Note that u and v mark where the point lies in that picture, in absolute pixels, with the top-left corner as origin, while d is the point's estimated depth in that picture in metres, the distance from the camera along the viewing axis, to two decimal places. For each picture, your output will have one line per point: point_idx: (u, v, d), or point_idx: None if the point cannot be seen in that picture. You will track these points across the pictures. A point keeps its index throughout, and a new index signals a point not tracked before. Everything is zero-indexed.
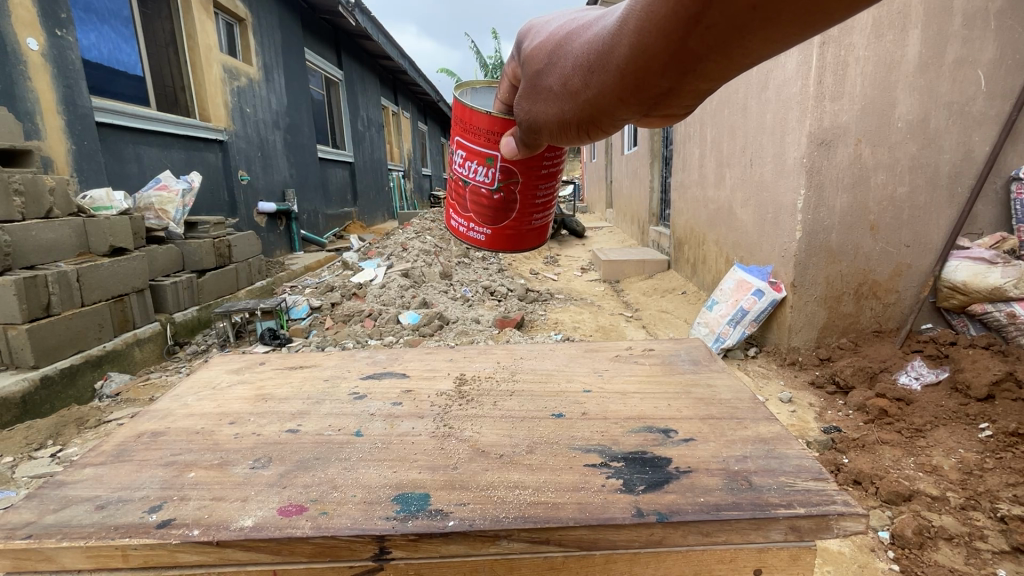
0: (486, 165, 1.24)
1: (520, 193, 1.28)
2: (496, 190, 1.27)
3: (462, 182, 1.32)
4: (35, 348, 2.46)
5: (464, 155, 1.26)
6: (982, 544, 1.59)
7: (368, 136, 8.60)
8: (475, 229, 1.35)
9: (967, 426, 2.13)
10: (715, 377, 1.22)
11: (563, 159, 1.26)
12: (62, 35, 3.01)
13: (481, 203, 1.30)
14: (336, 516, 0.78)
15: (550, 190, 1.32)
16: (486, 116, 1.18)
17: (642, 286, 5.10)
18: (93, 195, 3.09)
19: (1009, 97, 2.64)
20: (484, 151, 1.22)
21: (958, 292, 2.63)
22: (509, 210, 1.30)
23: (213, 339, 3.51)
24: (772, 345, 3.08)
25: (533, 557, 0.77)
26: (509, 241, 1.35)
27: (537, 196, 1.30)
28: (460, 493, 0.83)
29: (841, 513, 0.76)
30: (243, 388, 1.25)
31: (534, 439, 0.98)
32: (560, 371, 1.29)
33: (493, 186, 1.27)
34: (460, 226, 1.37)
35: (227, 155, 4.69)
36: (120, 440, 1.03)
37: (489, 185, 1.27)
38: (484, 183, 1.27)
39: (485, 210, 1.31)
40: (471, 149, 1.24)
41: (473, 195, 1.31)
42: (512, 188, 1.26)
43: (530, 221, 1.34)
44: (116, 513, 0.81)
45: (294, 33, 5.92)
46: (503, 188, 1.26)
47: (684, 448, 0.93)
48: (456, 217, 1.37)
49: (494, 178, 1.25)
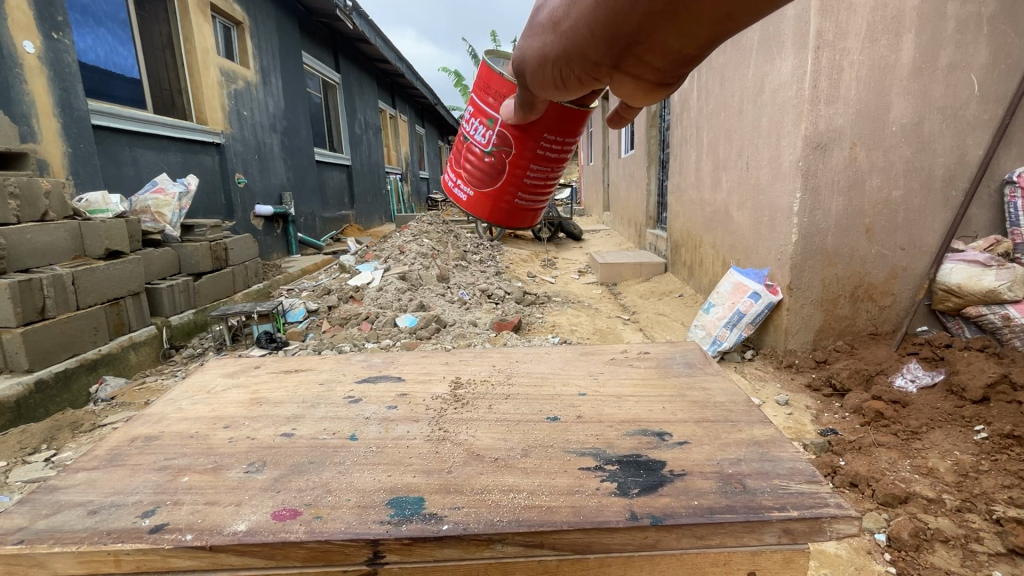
0: (481, 120, 1.29)
1: (509, 161, 1.28)
2: (486, 153, 1.30)
3: (466, 142, 1.36)
4: (28, 352, 2.45)
5: (472, 113, 1.32)
6: (978, 547, 1.60)
7: (365, 139, 8.61)
8: (462, 186, 1.41)
9: (962, 428, 2.13)
10: (711, 380, 1.23)
11: (557, 144, 1.23)
12: (59, 37, 3.01)
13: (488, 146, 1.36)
14: (330, 520, 0.78)
15: (541, 173, 1.30)
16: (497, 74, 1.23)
17: (639, 289, 5.11)
18: (88, 198, 3.04)
19: (1000, 101, 2.67)
20: (487, 106, 1.27)
21: (954, 295, 2.64)
22: (491, 176, 1.32)
23: (209, 342, 3.50)
24: (768, 348, 3.09)
25: (528, 561, 0.77)
26: (503, 217, 1.38)
27: (523, 173, 1.30)
28: (454, 497, 0.83)
29: (834, 516, 0.76)
30: (239, 392, 1.25)
31: (530, 442, 0.98)
32: (555, 374, 1.29)
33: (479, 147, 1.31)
34: (450, 180, 1.45)
35: (223, 158, 4.68)
36: (114, 444, 1.03)
37: (476, 141, 1.31)
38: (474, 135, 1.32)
39: (469, 162, 1.36)
40: (480, 107, 1.30)
41: (471, 155, 1.35)
42: (503, 155, 1.27)
43: (515, 197, 1.35)
44: (109, 517, 0.81)
45: (292, 36, 5.94)
46: (493, 153, 1.28)
47: (679, 452, 0.93)
48: (451, 171, 1.44)
49: (485, 138, 1.29)
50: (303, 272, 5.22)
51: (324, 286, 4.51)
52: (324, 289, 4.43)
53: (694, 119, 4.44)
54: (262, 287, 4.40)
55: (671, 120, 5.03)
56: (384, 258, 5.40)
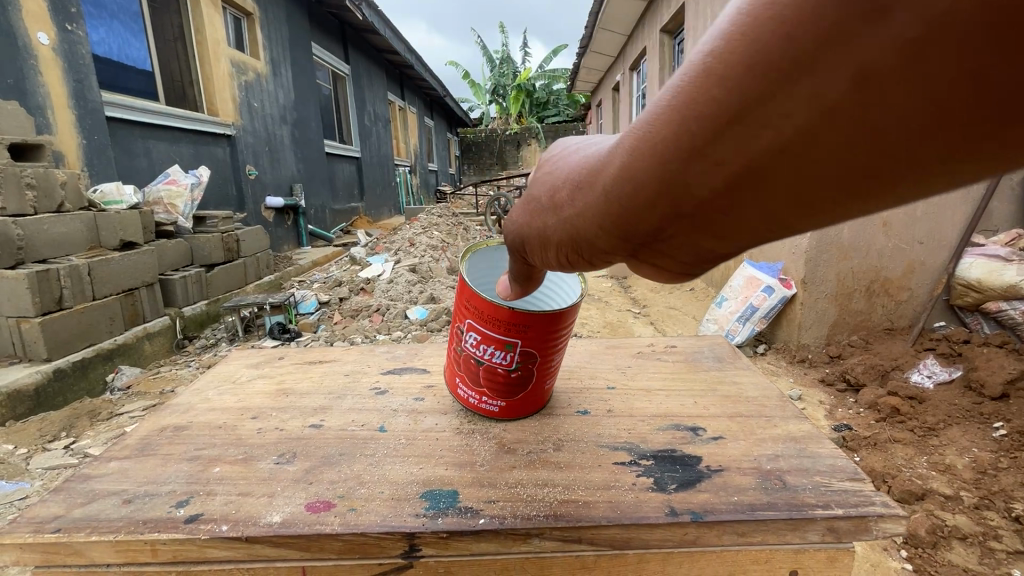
0: (465, 325, 0.93)
1: (535, 371, 0.94)
2: (512, 371, 0.92)
3: (469, 360, 0.95)
4: (47, 342, 2.48)
5: (477, 340, 0.91)
6: (998, 544, 1.57)
7: (375, 131, 8.60)
8: (487, 400, 1.00)
9: (981, 425, 2.08)
10: (741, 375, 1.20)
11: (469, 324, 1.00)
12: (73, 29, 3.01)
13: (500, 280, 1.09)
14: (365, 512, 0.78)
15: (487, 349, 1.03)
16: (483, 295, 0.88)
17: (650, 283, 5.06)
18: (103, 188, 3.05)
19: None
20: (462, 309, 0.93)
21: (973, 290, 2.58)
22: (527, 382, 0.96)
23: (221, 333, 3.52)
24: (781, 343, 3.04)
25: (565, 555, 0.76)
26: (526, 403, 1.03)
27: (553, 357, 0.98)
28: (488, 490, 0.82)
29: (882, 515, 0.74)
30: (265, 382, 1.25)
31: (561, 436, 0.96)
32: (581, 368, 1.27)
33: (478, 362, 0.93)
34: (466, 395, 1.02)
35: (234, 149, 4.69)
36: (144, 433, 1.03)
37: (461, 343, 0.95)
38: (459, 329, 0.95)
39: (468, 369, 0.97)
40: (478, 334, 0.90)
41: (477, 371, 0.96)
42: (529, 366, 0.92)
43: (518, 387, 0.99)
44: (144, 506, 0.81)
45: (301, 27, 5.92)
46: (518, 370, 0.92)
47: (715, 447, 0.91)
48: (465, 385, 1.00)
49: (489, 361, 0.91)
50: (314, 265, 5.25)
51: (335, 278, 4.52)
52: (335, 281, 4.45)
53: None
54: (274, 279, 4.42)
55: None
56: (395, 250, 5.39)
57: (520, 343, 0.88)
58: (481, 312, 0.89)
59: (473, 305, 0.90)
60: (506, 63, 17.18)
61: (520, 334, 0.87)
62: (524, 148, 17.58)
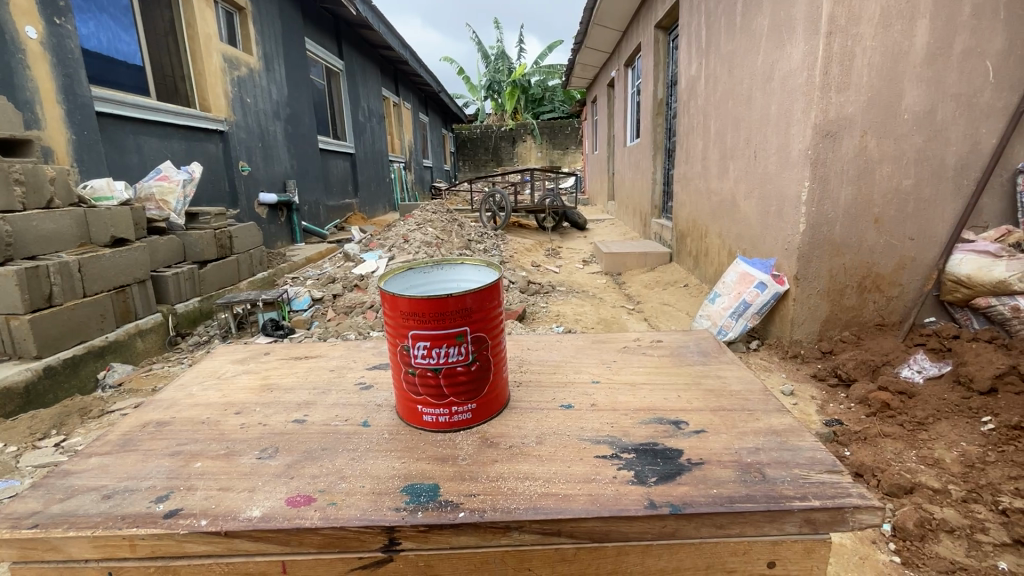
0: (407, 340, 0.91)
1: (491, 357, 0.96)
2: (471, 365, 0.92)
3: (423, 371, 0.92)
4: (36, 339, 2.46)
5: (427, 346, 0.89)
6: (984, 537, 1.59)
7: (369, 127, 8.55)
8: (457, 410, 0.96)
9: (969, 419, 2.10)
10: (726, 369, 1.21)
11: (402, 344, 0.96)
12: (61, 22, 2.98)
13: (427, 291, 1.09)
14: (345, 506, 0.77)
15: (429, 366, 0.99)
16: (416, 295, 0.88)
17: (644, 279, 5.08)
18: (93, 184, 3.03)
19: (1016, 88, 2.62)
20: (399, 326, 0.91)
21: (963, 286, 2.61)
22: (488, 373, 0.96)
23: (214, 330, 3.51)
24: (774, 338, 3.07)
25: (545, 548, 0.76)
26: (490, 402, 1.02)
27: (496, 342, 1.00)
28: (469, 484, 0.82)
29: (857, 506, 0.75)
30: (249, 378, 1.24)
31: (544, 430, 0.97)
32: (567, 362, 1.27)
33: (434, 371, 0.91)
34: (431, 417, 0.96)
35: (227, 145, 4.65)
36: (126, 429, 1.03)
37: (410, 361, 0.92)
38: (402, 349, 0.92)
39: (427, 388, 0.93)
40: (425, 337, 0.89)
41: (436, 383, 0.92)
42: (484, 352, 0.94)
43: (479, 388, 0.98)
44: (123, 502, 0.81)
45: (294, 22, 5.87)
46: (477, 359, 0.93)
47: (696, 440, 0.92)
48: (422, 406, 0.96)
49: (446, 363, 0.90)
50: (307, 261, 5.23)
51: (328, 275, 4.51)
52: (328, 278, 4.43)
53: (700, 107, 4.37)
54: (267, 276, 4.41)
55: (679, 108, 4.96)
56: (389, 246, 5.38)
57: (469, 329, 0.90)
58: (420, 314, 0.88)
59: (408, 312, 0.89)
60: (501, 59, 17.10)
61: (465, 320, 0.89)
62: (519, 144, 17.54)
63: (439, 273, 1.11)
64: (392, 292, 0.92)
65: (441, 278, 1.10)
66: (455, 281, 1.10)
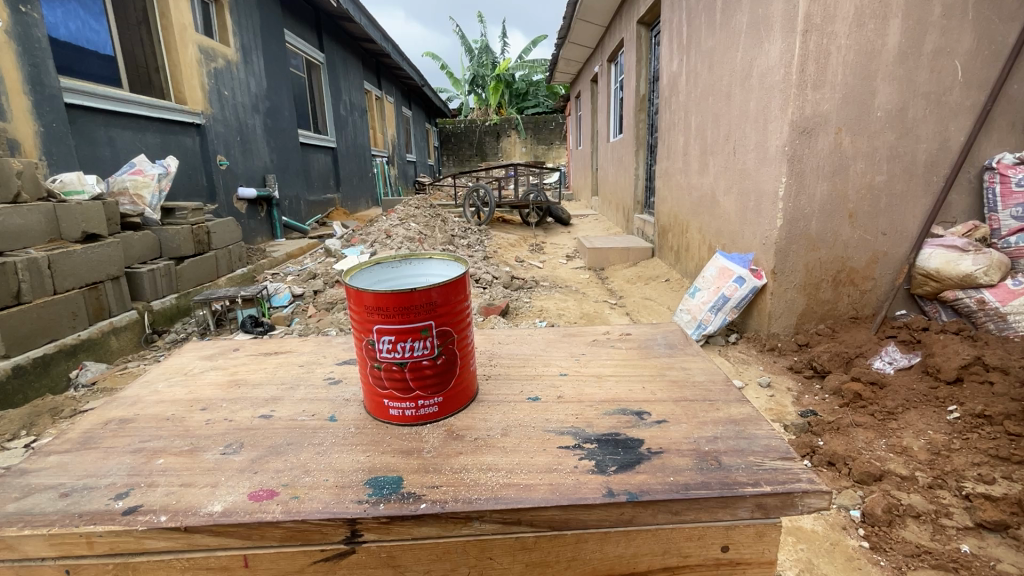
0: (372, 335, 0.91)
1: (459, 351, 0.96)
2: (437, 359, 0.93)
3: (389, 368, 0.92)
4: (4, 338, 2.39)
5: (392, 341, 0.89)
6: (948, 521, 1.66)
7: (351, 121, 8.44)
8: (425, 404, 0.97)
9: (937, 408, 2.16)
10: (691, 360, 1.23)
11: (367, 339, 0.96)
12: (27, 11, 2.88)
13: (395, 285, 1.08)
14: (307, 500, 0.78)
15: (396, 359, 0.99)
16: (380, 290, 0.88)
17: (626, 274, 5.12)
18: (64, 178, 2.97)
19: (983, 88, 2.71)
20: (364, 321, 0.92)
21: (932, 280, 2.70)
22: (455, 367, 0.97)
23: (192, 328, 3.45)
24: (752, 332, 3.13)
25: (505, 538, 0.78)
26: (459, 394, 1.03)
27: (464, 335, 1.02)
28: (432, 476, 0.83)
29: (806, 491, 0.78)
30: (217, 374, 1.23)
31: (509, 422, 0.98)
32: (537, 355, 1.29)
33: (400, 365, 0.91)
34: (401, 411, 0.96)
35: (204, 139, 4.56)
36: (88, 427, 1.01)
37: (376, 356, 0.92)
38: (368, 344, 0.92)
39: (394, 382, 0.94)
40: (387, 333, 0.89)
41: (402, 379, 0.93)
42: (451, 347, 0.94)
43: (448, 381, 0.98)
44: (82, 500, 0.80)
45: (273, 13, 5.76)
46: (444, 353, 0.94)
47: (657, 430, 0.94)
48: (389, 399, 0.96)
49: (411, 357, 0.91)
50: (287, 257, 5.16)
51: (309, 271, 4.47)
52: (309, 273, 4.40)
53: (681, 103, 4.40)
54: (246, 272, 4.34)
55: (660, 105, 4.99)
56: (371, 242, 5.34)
57: (435, 323, 0.90)
58: (384, 309, 0.89)
59: (373, 307, 0.90)
60: (486, 53, 16.95)
61: (430, 315, 0.90)
62: (504, 139, 17.47)
63: (406, 267, 1.11)
64: (357, 287, 0.91)
65: (409, 273, 1.10)
66: (423, 276, 1.10)
